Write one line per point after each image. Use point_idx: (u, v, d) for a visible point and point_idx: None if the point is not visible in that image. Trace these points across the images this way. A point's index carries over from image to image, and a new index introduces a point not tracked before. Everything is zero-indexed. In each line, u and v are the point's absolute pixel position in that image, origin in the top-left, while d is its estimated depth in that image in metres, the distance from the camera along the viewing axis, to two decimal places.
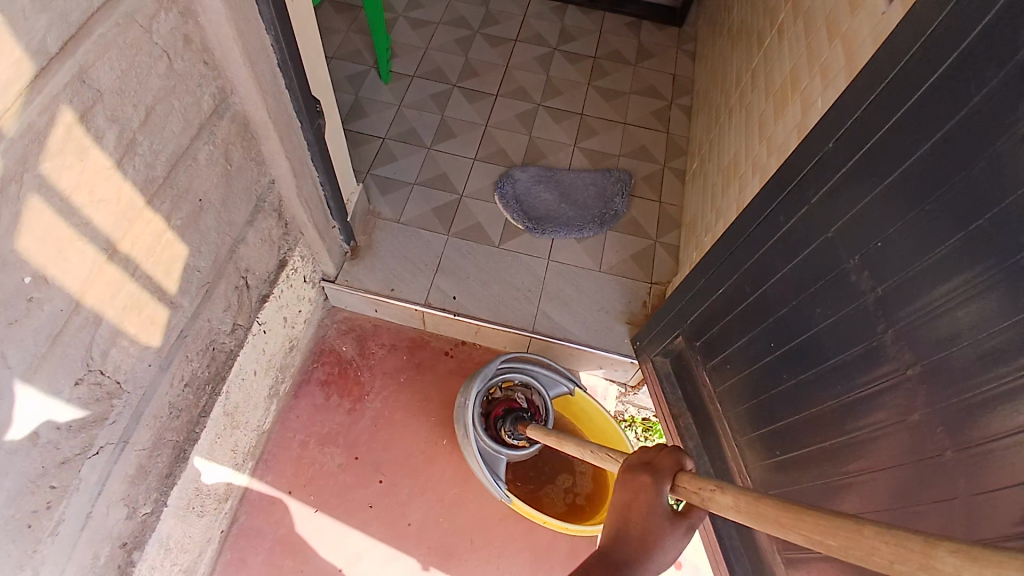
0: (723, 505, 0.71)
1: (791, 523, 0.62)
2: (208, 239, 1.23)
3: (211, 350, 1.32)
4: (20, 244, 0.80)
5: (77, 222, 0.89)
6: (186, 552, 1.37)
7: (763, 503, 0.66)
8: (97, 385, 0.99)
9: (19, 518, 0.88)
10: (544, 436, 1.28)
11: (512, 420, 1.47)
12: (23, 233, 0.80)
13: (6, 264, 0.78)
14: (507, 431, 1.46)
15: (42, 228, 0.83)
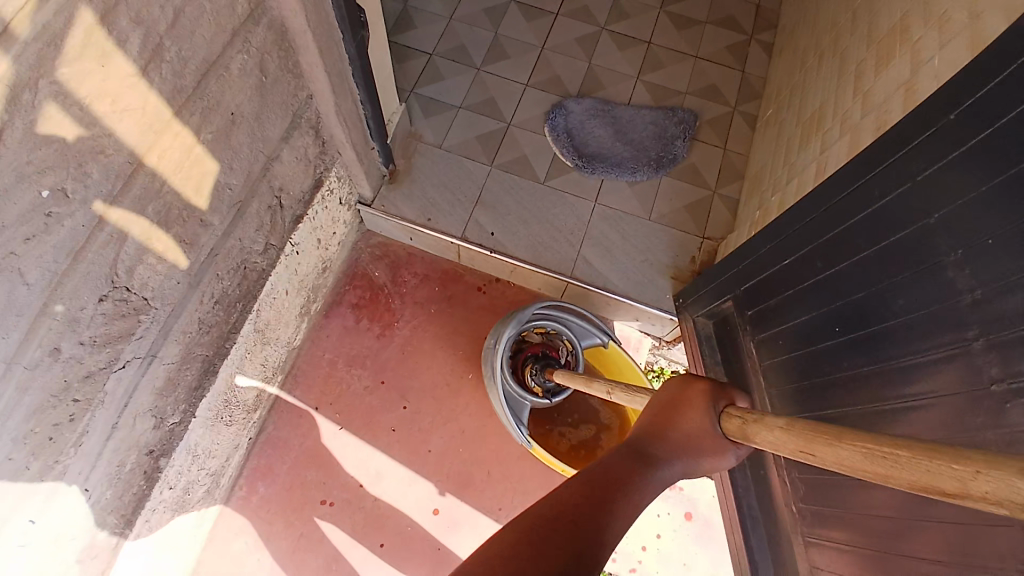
0: (773, 426, 0.74)
1: (850, 441, 0.64)
2: (240, 155, 1.18)
3: (242, 269, 1.31)
4: (36, 156, 0.76)
5: (98, 132, 0.84)
6: (213, 457, 1.44)
7: (824, 429, 0.68)
8: (121, 301, 1.00)
9: (43, 430, 0.91)
10: (582, 382, 1.28)
11: (540, 366, 1.44)
12: (39, 144, 0.76)
13: (23, 176, 0.75)
14: (532, 376, 1.44)
15: (60, 138, 0.78)
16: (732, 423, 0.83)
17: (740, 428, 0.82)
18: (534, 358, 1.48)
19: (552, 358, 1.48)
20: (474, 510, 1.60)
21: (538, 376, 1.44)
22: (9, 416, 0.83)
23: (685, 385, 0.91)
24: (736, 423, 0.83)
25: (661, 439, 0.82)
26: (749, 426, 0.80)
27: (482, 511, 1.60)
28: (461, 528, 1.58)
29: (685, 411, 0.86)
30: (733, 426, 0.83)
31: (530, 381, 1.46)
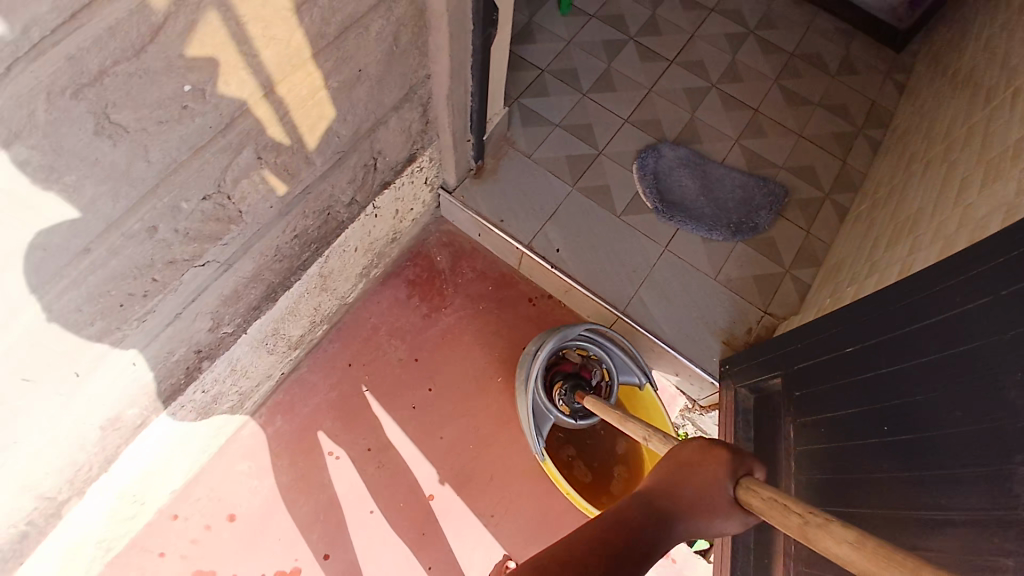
0: (840, 536, 0.61)
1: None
2: (356, 110, 1.25)
3: (327, 214, 1.38)
4: (190, 52, 0.82)
5: (246, 49, 0.91)
6: (247, 379, 1.50)
7: (896, 558, 0.56)
8: (221, 206, 1.06)
9: (117, 295, 0.98)
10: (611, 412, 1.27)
11: (571, 386, 1.45)
12: (194, 43, 0.81)
13: (174, 67, 0.81)
14: (560, 395, 1.45)
15: (213, 45, 0.84)
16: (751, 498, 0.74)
17: (799, 526, 0.66)
18: (564, 378, 1.48)
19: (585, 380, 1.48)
20: (467, 508, 1.60)
21: (567, 396, 1.45)
22: (92, 273, 0.91)
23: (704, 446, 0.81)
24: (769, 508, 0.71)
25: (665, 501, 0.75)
26: (808, 527, 0.65)
27: (475, 512, 1.59)
28: (451, 523, 1.57)
29: (698, 476, 0.77)
30: (790, 525, 0.67)
31: (557, 399, 1.47)
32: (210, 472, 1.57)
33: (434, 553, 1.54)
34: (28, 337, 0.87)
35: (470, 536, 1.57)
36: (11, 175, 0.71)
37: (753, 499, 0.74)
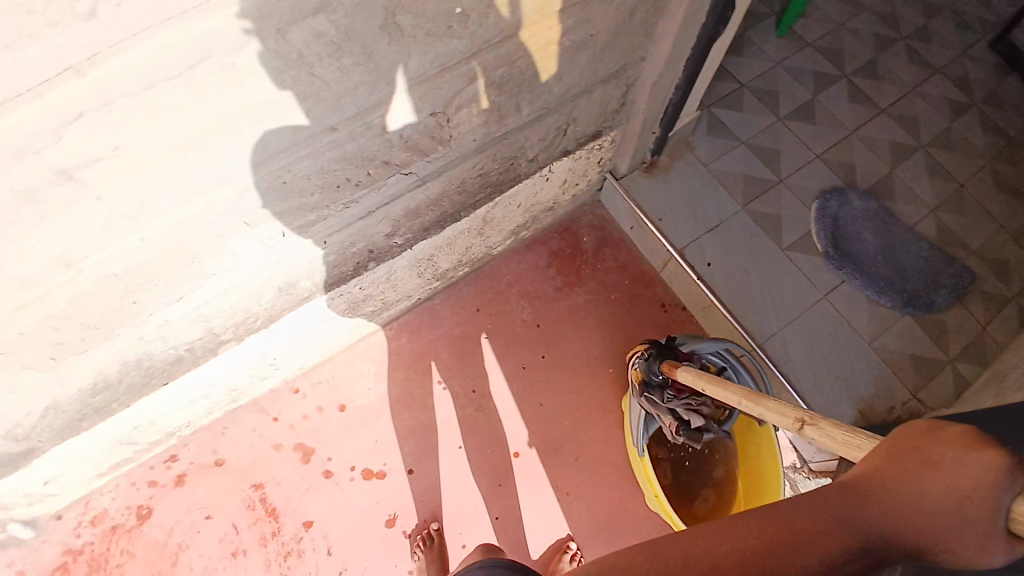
0: None
1: None
2: (573, 73, 1.29)
3: (509, 163, 1.44)
4: None
5: None
6: (392, 290, 1.64)
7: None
8: (438, 126, 1.16)
9: (338, 177, 1.11)
10: (694, 375, 1.19)
11: (656, 353, 1.36)
12: None
13: None
14: (639, 358, 1.37)
15: None
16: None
17: None
18: (654, 348, 1.39)
19: (674, 351, 1.38)
20: (547, 476, 1.67)
21: (649, 362, 1.36)
22: (327, 151, 1.03)
23: (964, 442, 0.51)
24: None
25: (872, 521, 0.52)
26: None
27: (554, 484, 1.66)
28: (529, 484, 1.66)
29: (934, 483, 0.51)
30: None
31: (635, 360, 1.39)
32: (331, 364, 1.77)
33: (506, 505, 1.65)
34: (260, 188, 1.02)
35: (546, 496, 1.65)
36: (309, 42, 0.82)
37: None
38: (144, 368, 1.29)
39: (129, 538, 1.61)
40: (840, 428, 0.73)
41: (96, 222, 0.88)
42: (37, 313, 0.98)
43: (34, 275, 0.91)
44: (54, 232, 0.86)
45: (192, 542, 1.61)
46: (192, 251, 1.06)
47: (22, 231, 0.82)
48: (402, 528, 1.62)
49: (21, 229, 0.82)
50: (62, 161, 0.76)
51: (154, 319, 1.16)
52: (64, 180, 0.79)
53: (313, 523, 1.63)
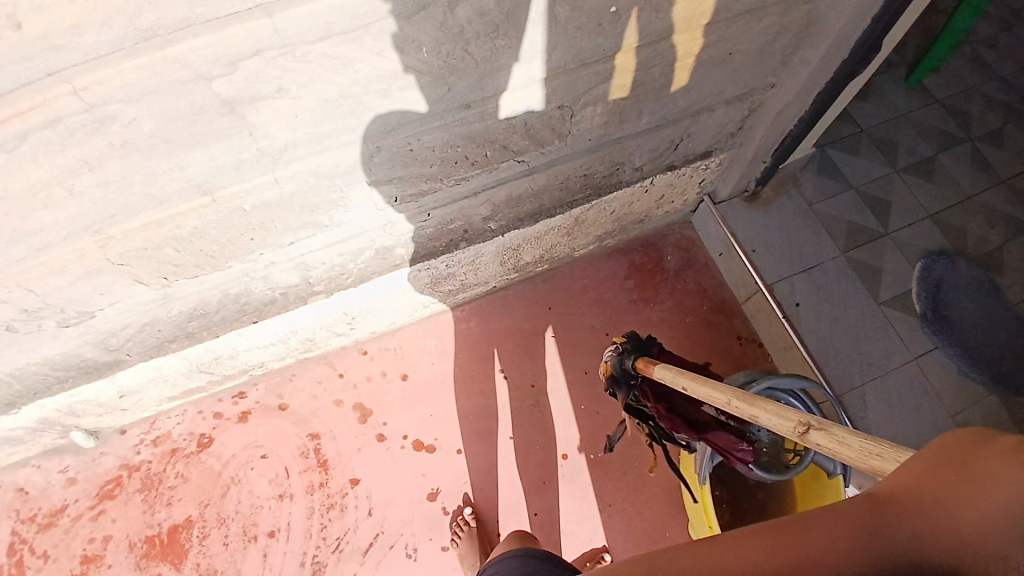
0: None
1: None
2: (699, 89, 1.28)
3: (615, 169, 1.44)
4: None
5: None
6: (474, 273, 1.68)
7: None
8: (561, 120, 1.17)
9: (458, 154, 1.14)
10: (670, 370, 1.10)
11: (629, 348, 1.31)
12: None
13: None
14: (612, 353, 1.33)
15: None
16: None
17: None
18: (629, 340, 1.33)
19: (649, 347, 1.32)
20: (591, 483, 1.68)
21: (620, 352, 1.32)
22: (456, 127, 1.06)
23: (1011, 451, 0.43)
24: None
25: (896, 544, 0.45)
26: None
27: (597, 493, 1.66)
28: (573, 488, 1.67)
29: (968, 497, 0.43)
30: None
31: (610, 354, 1.35)
32: (401, 334, 1.84)
33: (546, 503, 1.66)
34: (390, 151, 1.06)
35: (587, 503, 1.66)
36: (472, 18, 0.85)
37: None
38: (240, 304, 1.36)
39: (187, 462, 1.70)
40: (854, 435, 0.63)
41: (241, 157, 0.93)
42: (162, 233, 1.03)
43: (172, 198, 0.96)
44: (203, 160, 0.91)
45: (245, 477, 1.69)
46: (313, 200, 1.11)
47: (178, 154, 0.88)
48: (442, 505, 1.67)
49: (175, 150, 0.87)
50: (229, 93, 0.81)
51: (262, 258, 1.23)
52: (226, 112, 0.84)
53: (359, 482, 1.70)
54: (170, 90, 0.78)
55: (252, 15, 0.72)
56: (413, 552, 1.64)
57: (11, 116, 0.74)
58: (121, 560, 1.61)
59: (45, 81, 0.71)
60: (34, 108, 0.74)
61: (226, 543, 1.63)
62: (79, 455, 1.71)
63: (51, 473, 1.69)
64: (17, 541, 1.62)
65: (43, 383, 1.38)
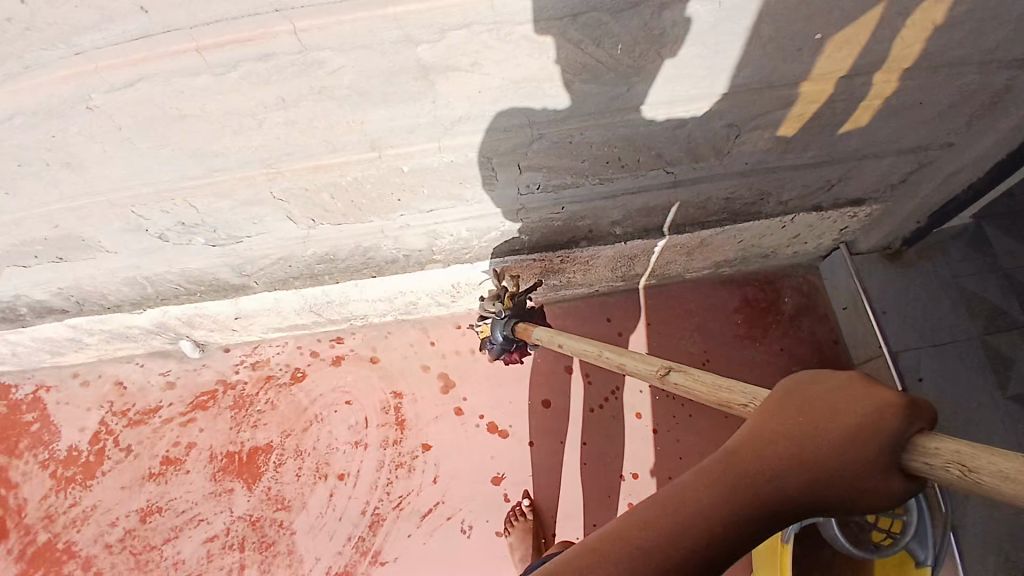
0: None
1: None
2: (872, 133, 1.20)
3: (758, 199, 1.39)
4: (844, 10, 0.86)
5: (877, 34, 0.92)
6: (584, 273, 1.67)
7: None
8: (722, 141, 1.13)
9: (612, 155, 1.12)
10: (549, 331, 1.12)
11: (513, 313, 1.30)
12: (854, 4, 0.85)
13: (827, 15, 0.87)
14: (493, 309, 1.31)
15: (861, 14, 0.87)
16: (926, 459, 0.43)
17: None
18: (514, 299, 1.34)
19: (536, 317, 1.34)
20: None
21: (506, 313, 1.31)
22: (619, 128, 1.05)
23: (860, 392, 0.47)
24: (995, 465, 0.40)
25: (773, 489, 0.46)
26: None
27: None
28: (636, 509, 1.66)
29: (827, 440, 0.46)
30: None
31: (490, 312, 1.32)
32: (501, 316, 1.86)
33: (605, 516, 1.66)
34: (550, 140, 1.06)
35: None
36: (678, 23, 0.83)
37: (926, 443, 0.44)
38: (366, 257, 1.41)
39: (279, 391, 1.81)
40: (706, 373, 0.66)
41: (416, 121, 0.97)
42: (324, 178, 1.08)
43: (344, 147, 1.01)
44: (382, 118, 0.95)
45: (328, 418, 1.78)
46: (463, 173, 1.13)
47: (365, 109, 0.92)
48: (504, 492, 1.70)
49: (363, 104, 0.91)
50: (429, 59, 0.84)
51: (399, 219, 1.27)
52: (421, 77, 0.87)
53: (431, 448, 1.75)
54: (379, 47, 0.81)
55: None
56: (468, 529, 1.67)
57: (235, 40, 0.77)
58: (200, 468, 1.74)
59: (272, 17, 0.75)
60: (257, 37, 0.77)
61: (299, 474, 1.73)
62: (183, 363, 1.85)
63: (156, 373, 1.84)
64: (104, 431, 1.79)
65: (172, 290, 1.44)
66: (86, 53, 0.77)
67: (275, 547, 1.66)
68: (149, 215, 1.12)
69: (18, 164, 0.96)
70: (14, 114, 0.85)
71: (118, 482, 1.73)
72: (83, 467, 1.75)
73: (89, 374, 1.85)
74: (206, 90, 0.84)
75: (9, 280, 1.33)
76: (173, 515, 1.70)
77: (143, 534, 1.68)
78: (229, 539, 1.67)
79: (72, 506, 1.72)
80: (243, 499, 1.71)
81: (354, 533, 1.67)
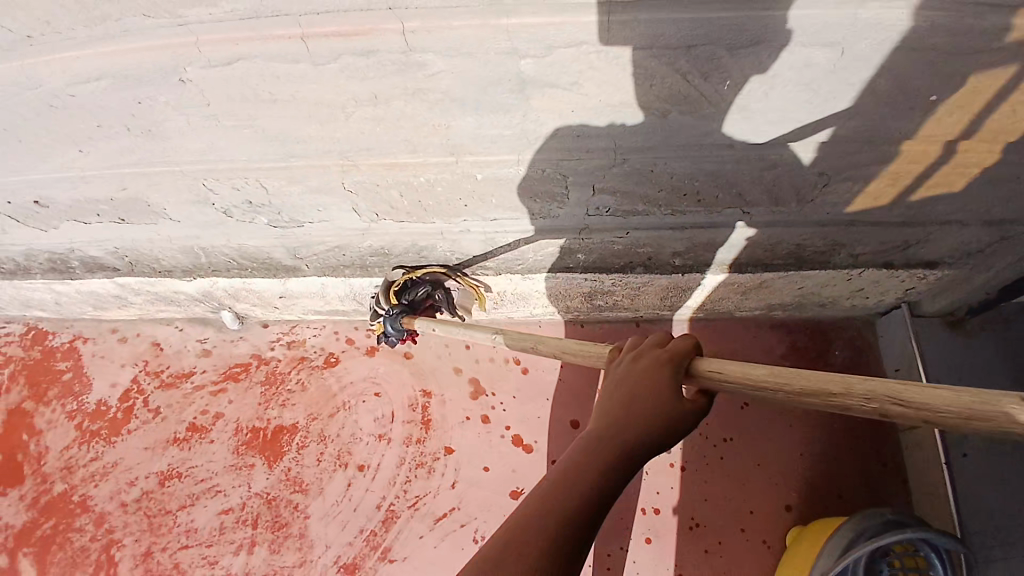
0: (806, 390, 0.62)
1: None
2: (967, 201, 1.14)
3: (829, 249, 1.33)
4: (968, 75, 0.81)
5: (999, 103, 0.86)
6: (633, 298, 1.63)
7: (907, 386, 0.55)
8: (808, 189, 1.08)
9: (691, 188, 1.08)
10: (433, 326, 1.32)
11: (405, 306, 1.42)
12: (982, 70, 0.81)
13: (952, 78, 0.82)
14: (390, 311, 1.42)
15: (988, 82, 0.82)
16: (701, 376, 0.73)
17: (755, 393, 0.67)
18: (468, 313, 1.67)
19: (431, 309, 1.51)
20: (674, 547, 1.61)
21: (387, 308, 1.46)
22: (702, 164, 1.01)
23: (657, 359, 0.74)
24: (734, 376, 0.68)
25: (620, 434, 0.68)
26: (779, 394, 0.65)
27: (677, 558, 1.59)
28: (654, 546, 1.61)
29: (644, 389, 0.71)
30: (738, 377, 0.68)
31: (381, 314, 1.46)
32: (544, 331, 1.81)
33: (620, 548, 1.61)
34: (631, 167, 1.03)
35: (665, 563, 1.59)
36: (794, 66, 0.79)
37: (703, 367, 0.73)
38: (420, 256, 1.40)
39: (311, 373, 1.81)
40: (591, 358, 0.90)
41: (502, 132, 0.94)
42: (398, 176, 1.07)
43: (425, 149, 0.99)
44: (469, 126, 0.93)
45: (354, 407, 1.77)
46: (535, 188, 1.10)
47: (455, 114, 0.91)
48: None
49: (454, 110, 0.90)
50: (531, 73, 0.82)
51: (461, 224, 1.25)
52: (517, 90, 0.85)
53: (453, 452, 1.72)
54: (483, 56, 0.79)
55: (596, 11, 0.73)
56: (481, 540, 1.63)
57: (341, 35, 0.76)
58: (224, 439, 1.75)
59: (384, 14, 0.74)
60: (363, 32, 0.76)
61: (319, 460, 1.72)
62: (220, 332, 1.87)
63: (193, 339, 1.86)
64: (134, 389, 1.81)
65: (225, 263, 1.44)
66: (191, 27, 0.78)
67: (287, 529, 1.66)
68: (218, 189, 1.12)
69: (101, 126, 0.97)
70: (107, 77, 0.86)
71: (142, 442, 1.75)
72: (109, 423, 1.78)
73: (128, 331, 1.88)
74: (302, 77, 0.84)
75: (69, 234, 1.35)
76: (191, 483, 1.71)
77: (159, 497, 1.69)
78: (242, 515, 1.67)
79: (93, 461, 1.74)
80: (262, 476, 1.71)
81: (365, 526, 1.66)
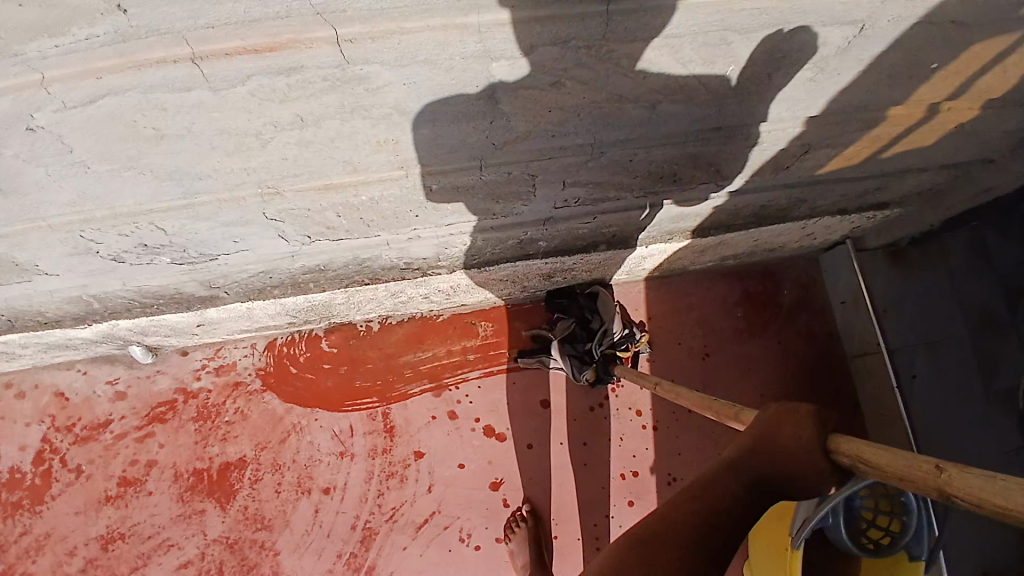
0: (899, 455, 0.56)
1: None
2: (928, 153, 1.12)
3: (792, 206, 1.30)
4: (964, 45, 0.77)
5: (984, 68, 0.83)
6: (593, 271, 1.54)
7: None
8: (786, 160, 1.02)
9: (672, 172, 0.97)
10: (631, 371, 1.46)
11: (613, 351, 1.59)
12: (979, 37, 0.76)
13: (948, 50, 0.77)
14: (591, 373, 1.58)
15: (981, 49, 0.78)
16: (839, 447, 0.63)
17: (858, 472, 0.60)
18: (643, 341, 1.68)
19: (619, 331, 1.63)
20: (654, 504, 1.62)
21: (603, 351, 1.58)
22: (686, 148, 0.90)
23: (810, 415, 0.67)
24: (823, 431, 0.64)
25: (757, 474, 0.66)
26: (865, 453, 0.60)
27: None
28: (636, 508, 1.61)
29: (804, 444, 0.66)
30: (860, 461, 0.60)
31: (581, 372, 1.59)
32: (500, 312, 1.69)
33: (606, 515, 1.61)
34: (610, 158, 0.89)
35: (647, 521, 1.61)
36: (805, 47, 0.72)
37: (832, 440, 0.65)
38: (362, 267, 1.21)
39: (250, 399, 1.60)
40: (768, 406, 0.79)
41: (466, 140, 0.77)
42: (335, 199, 0.87)
43: (369, 167, 0.81)
44: (425, 139, 0.75)
45: (308, 428, 1.60)
46: (500, 191, 0.94)
47: (406, 128, 0.72)
48: (503, 498, 1.60)
49: (405, 124, 0.72)
50: (503, 77, 0.66)
51: (410, 232, 1.06)
52: (487, 96, 0.69)
53: (423, 455, 1.62)
54: (447, 62, 0.63)
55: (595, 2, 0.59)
56: (467, 538, 1.57)
57: (253, 53, 0.58)
58: (164, 489, 1.54)
59: (312, 21, 0.56)
60: (284, 47, 0.57)
61: (279, 490, 1.56)
62: (132, 369, 1.59)
63: (102, 382, 1.58)
64: (47, 450, 1.53)
65: (125, 305, 1.17)
66: (30, 62, 0.55)
67: (258, 570, 1.51)
68: (102, 237, 0.87)
69: None
70: None
71: (68, 509, 1.50)
72: (29, 491, 1.51)
73: (20, 384, 1.56)
74: (198, 107, 0.63)
75: None
76: (137, 542, 1.50)
77: (104, 565, 1.48)
78: (204, 565, 1.50)
79: (22, 536, 1.48)
80: (218, 520, 1.53)
81: (345, 550, 1.54)
